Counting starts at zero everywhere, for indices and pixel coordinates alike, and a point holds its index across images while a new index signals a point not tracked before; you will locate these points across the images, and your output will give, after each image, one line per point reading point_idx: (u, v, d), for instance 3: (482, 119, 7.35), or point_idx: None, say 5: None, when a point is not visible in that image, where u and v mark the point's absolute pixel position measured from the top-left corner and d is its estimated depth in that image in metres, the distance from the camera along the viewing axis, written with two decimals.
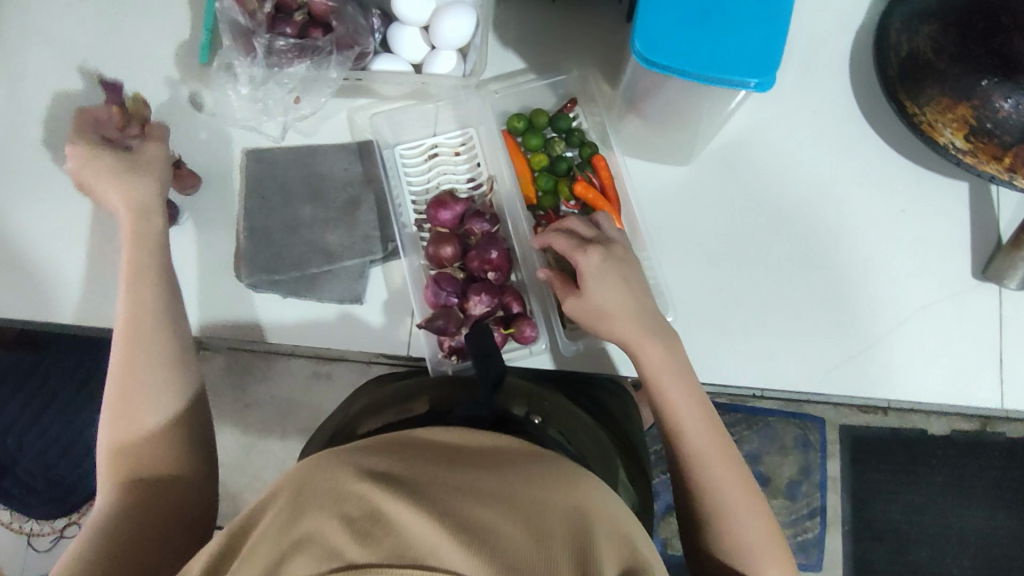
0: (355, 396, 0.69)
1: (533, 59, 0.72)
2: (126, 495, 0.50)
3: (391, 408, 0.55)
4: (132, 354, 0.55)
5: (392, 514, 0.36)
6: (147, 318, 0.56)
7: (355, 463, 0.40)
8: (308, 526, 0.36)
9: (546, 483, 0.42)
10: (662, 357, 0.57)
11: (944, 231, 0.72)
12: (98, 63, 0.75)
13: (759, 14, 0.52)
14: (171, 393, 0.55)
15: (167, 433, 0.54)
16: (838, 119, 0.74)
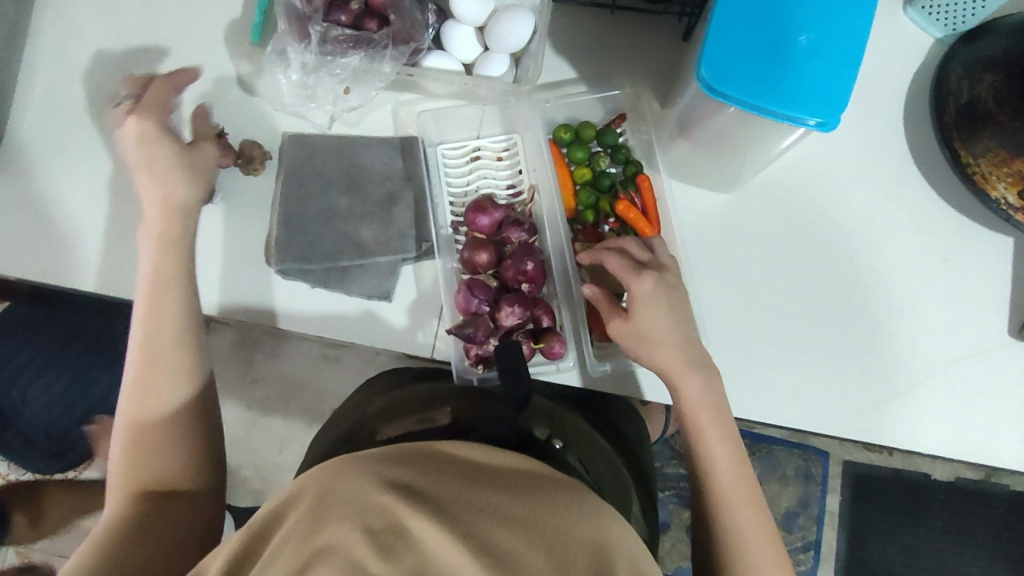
0: (372, 392, 0.68)
1: (586, 70, 0.71)
2: (139, 504, 0.52)
3: (413, 416, 0.55)
4: (148, 353, 0.57)
5: (415, 530, 0.35)
6: (167, 317, 0.58)
7: (380, 473, 0.39)
8: (331, 535, 0.35)
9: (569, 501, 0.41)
10: (697, 392, 0.57)
11: (984, 285, 0.70)
12: (147, 32, 0.75)
13: (828, 55, 0.51)
14: (185, 391, 0.57)
15: (179, 437, 0.56)
16: (889, 160, 0.72)
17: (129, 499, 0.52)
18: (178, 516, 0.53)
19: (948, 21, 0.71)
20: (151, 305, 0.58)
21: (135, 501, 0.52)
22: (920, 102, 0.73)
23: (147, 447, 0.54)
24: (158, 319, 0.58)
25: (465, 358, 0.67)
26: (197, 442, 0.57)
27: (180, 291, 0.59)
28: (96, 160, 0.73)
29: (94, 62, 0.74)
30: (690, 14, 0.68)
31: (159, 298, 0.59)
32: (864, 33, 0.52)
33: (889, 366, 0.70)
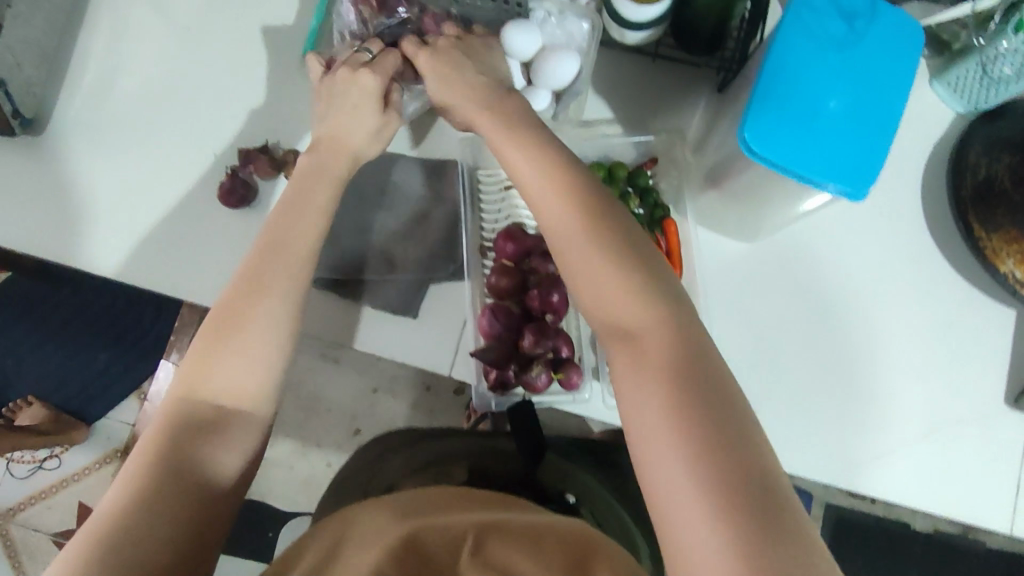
0: (390, 443, 0.72)
1: (622, 113, 0.75)
2: (190, 413, 0.50)
3: (433, 467, 0.66)
4: (245, 304, 0.52)
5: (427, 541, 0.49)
6: (276, 289, 0.53)
7: (379, 512, 0.52)
8: (348, 564, 0.47)
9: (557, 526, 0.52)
10: (626, 311, 0.48)
11: (986, 354, 0.73)
12: (200, 34, 0.76)
13: (864, 127, 0.54)
14: (272, 356, 0.52)
15: (256, 358, 0.52)
16: (905, 227, 0.75)
17: (172, 434, 0.49)
18: (215, 469, 0.49)
19: (971, 98, 0.74)
20: (258, 263, 0.54)
21: (176, 438, 0.49)
22: (938, 173, 0.76)
23: (209, 388, 0.50)
24: (268, 281, 0.53)
25: (484, 380, 0.68)
26: (244, 412, 0.51)
27: (294, 254, 0.55)
28: (138, 153, 0.74)
29: (145, 58, 0.76)
30: (727, 69, 0.71)
31: (273, 260, 0.54)
32: (901, 110, 0.54)
33: (890, 422, 0.72)
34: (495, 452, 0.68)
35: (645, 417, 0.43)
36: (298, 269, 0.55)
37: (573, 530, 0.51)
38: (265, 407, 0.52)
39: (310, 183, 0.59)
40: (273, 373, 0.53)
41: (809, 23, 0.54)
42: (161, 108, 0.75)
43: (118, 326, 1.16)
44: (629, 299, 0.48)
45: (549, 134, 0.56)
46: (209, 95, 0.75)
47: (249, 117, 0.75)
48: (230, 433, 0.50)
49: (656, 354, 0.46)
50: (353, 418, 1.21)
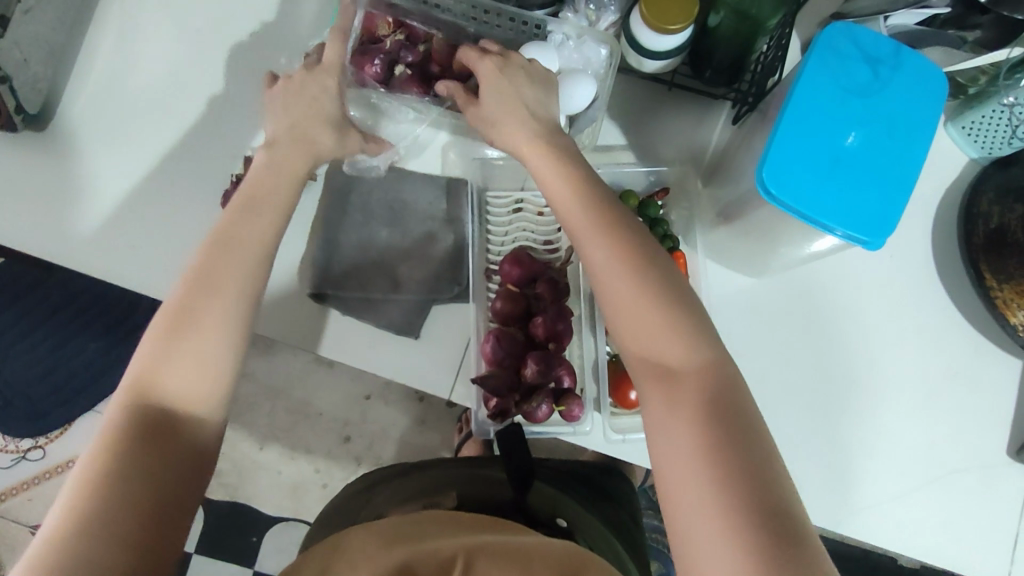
0: (373, 476, 0.70)
1: (635, 141, 0.75)
2: (136, 411, 0.48)
3: (420, 497, 0.64)
4: (198, 299, 0.51)
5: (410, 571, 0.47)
6: (230, 282, 0.52)
7: (366, 544, 0.50)
8: None
9: (544, 542, 0.51)
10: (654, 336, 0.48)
11: (990, 404, 0.72)
12: (212, 36, 0.75)
13: (883, 179, 0.54)
14: (225, 349, 0.51)
15: (207, 350, 0.50)
16: (914, 271, 0.74)
17: (125, 433, 0.47)
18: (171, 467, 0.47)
19: (984, 144, 0.73)
20: (212, 257, 0.53)
21: (130, 436, 0.47)
22: (950, 218, 0.75)
23: (163, 384, 0.49)
24: (222, 272, 0.52)
25: (485, 407, 0.68)
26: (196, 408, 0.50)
27: (246, 245, 0.54)
28: (143, 153, 0.73)
29: (155, 59, 0.75)
30: (743, 102, 0.70)
31: (229, 255, 0.53)
32: (920, 163, 0.54)
33: (891, 469, 0.72)
34: (483, 478, 0.67)
35: (676, 465, 0.44)
36: (252, 264, 0.54)
37: (560, 546, 0.51)
38: (221, 401, 0.51)
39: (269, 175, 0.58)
40: (228, 366, 0.51)
41: (833, 71, 0.55)
42: (167, 108, 0.74)
43: (110, 321, 1.15)
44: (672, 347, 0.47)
45: (588, 166, 0.55)
46: (218, 98, 0.74)
47: (257, 123, 0.74)
48: (187, 428, 0.49)
49: (692, 399, 0.45)
50: (344, 426, 1.19)
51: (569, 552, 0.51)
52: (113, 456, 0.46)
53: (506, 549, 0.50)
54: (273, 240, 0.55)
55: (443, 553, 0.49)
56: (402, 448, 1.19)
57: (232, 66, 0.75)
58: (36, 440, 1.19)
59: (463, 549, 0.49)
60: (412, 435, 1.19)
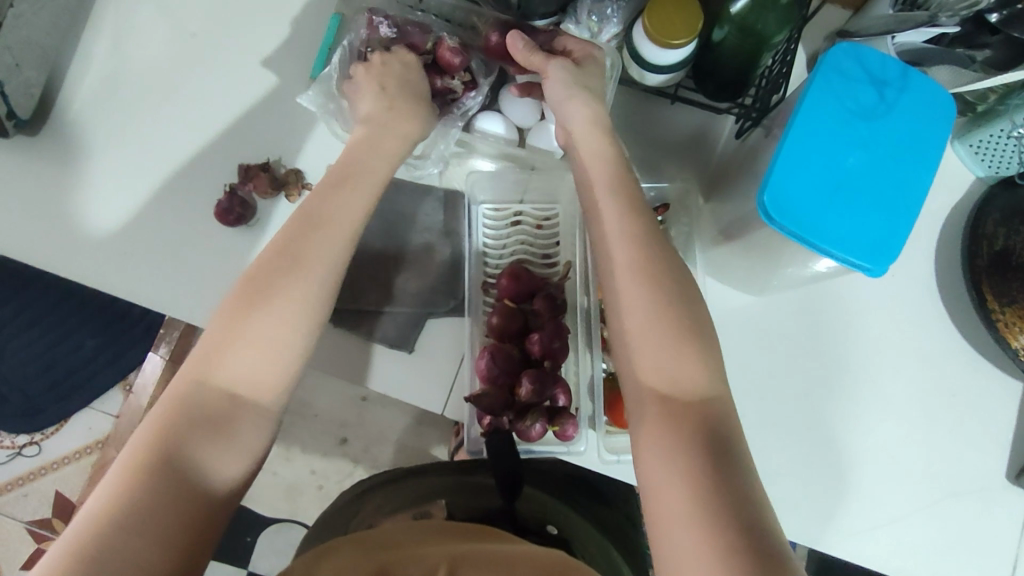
0: (366, 484, 0.69)
1: (637, 155, 0.74)
2: (195, 395, 0.46)
3: (411, 508, 0.64)
4: (262, 300, 0.49)
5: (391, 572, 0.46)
6: (309, 267, 0.50)
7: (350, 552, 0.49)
8: None
9: (530, 552, 0.50)
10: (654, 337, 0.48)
11: (991, 429, 0.72)
12: (209, 40, 0.74)
13: (888, 204, 0.53)
14: (292, 346, 0.49)
15: (274, 340, 0.49)
16: (917, 292, 0.73)
17: (174, 418, 0.46)
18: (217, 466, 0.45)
19: (992, 164, 0.72)
20: (286, 262, 0.50)
21: (179, 425, 0.45)
22: (954, 238, 0.74)
23: (221, 378, 0.47)
24: (293, 271, 0.50)
25: (479, 425, 0.67)
26: (256, 400, 0.48)
27: (320, 248, 0.51)
28: (138, 158, 0.72)
29: (152, 61, 0.74)
30: (747, 118, 0.68)
31: (302, 258, 0.51)
32: (925, 189, 0.53)
33: (889, 492, 0.71)
34: (473, 485, 0.65)
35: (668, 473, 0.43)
36: (325, 270, 0.51)
37: (546, 556, 0.50)
38: (274, 403, 0.49)
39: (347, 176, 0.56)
40: (286, 367, 0.49)
41: (838, 93, 0.53)
42: (162, 113, 0.73)
43: (107, 321, 1.14)
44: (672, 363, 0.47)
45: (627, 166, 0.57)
46: (214, 104, 0.73)
47: (254, 128, 0.73)
48: (238, 430, 0.47)
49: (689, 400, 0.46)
50: (341, 428, 1.18)
51: (555, 560, 0.50)
52: (159, 448, 0.44)
53: (494, 559, 0.48)
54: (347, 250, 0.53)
55: (426, 561, 0.47)
56: (399, 450, 1.18)
57: (230, 70, 0.74)
58: (31, 436, 1.18)
59: (447, 557, 0.48)
60: (409, 437, 1.18)
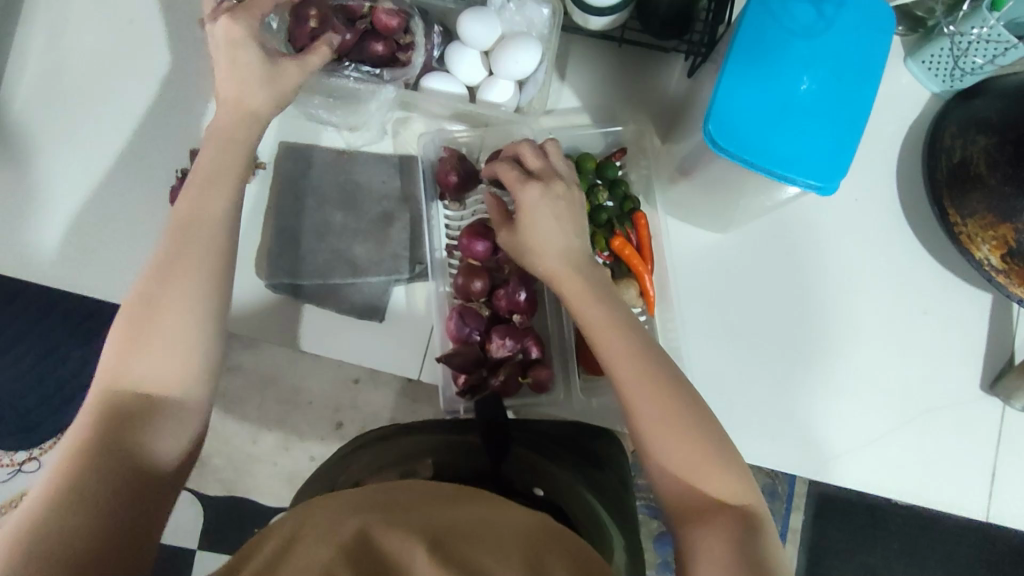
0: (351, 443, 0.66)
1: (590, 102, 0.73)
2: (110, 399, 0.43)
3: (395, 466, 0.59)
4: (152, 309, 0.45)
5: (382, 541, 0.42)
6: (197, 254, 0.47)
7: (337, 506, 0.46)
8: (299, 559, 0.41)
9: (511, 518, 0.48)
10: (627, 360, 0.51)
11: (960, 341, 0.72)
12: (147, 26, 0.73)
13: (834, 121, 0.53)
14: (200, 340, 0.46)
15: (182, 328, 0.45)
16: (879, 213, 0.73)
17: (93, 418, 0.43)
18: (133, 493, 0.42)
19: (946, 77, 0.72)
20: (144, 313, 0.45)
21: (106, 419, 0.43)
22: (913, 156, 0.74)
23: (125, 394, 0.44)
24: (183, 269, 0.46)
25: (455, 385, 0.68)
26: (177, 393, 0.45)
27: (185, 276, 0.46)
28: (88, 155, 0.71)
29: (88, 53, 0.72)
30: (695, 53, 0.68)
31: (167, 290, 0.46)
32: (870, 101, 0.53)
33: (866, 412, 0.72)
34: (461, 447, 0.61)
35: (688, 469, 0.49)
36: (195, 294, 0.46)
37: (530, 522, 0.48)
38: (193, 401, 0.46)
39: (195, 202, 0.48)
40: (193, 391, 0.46)
41: (776, 14, 0.53)
42: (109, 106, 0.72)
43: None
44: (659, 404, 0.49)
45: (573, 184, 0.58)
46: (160, 92, 0.72)
47: (200, 111, 0.72)
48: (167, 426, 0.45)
49: (676, 410, 0.49)
50: (335, 412, 1.04)
51: (539, 527, 0.48)
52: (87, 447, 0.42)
53: (480, 521, 0.47)
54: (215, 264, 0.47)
55: (412, 531, 0.43)
56: None
57: (170, 54, 0.72)
58: None
59: (429, 533, 0.44)
60: None
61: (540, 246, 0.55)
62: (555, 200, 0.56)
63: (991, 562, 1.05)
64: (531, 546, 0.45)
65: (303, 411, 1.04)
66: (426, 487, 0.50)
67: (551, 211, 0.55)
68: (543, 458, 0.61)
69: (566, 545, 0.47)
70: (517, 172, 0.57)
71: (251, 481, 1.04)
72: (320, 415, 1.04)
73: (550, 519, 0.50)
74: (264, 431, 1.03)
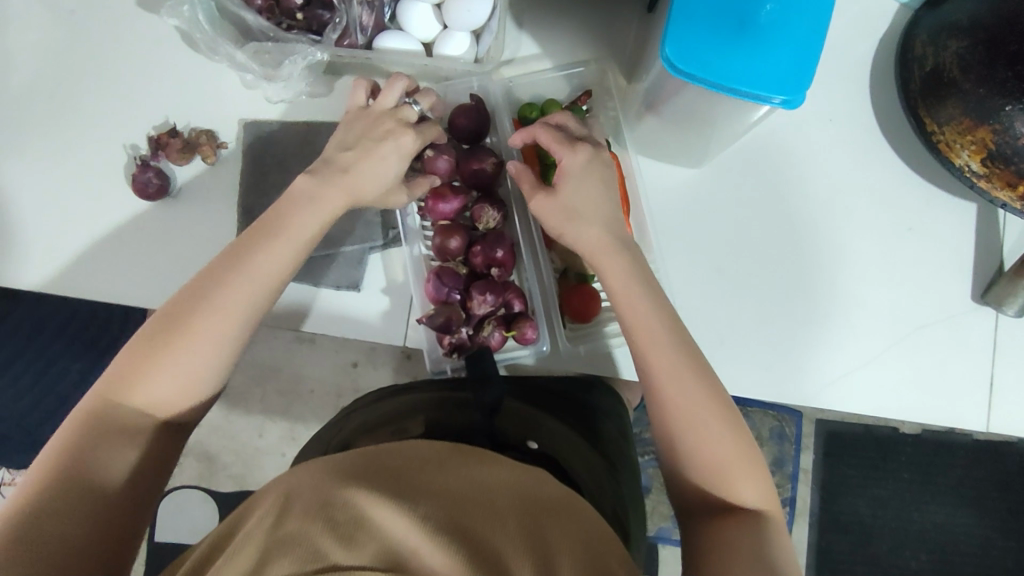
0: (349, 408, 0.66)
1: (551, 48, 0.71)
2: (175, 309, 0.49)
3: (386, 427, 0.59)
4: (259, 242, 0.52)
5: (376, 517, 0.41)
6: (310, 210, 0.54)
7: (331, 472, 0.45)
8: (291, 528, 0.40)
9: (510, 481, 0.48)
10: (662, 343, 0.53)
11: (949, 254, 0.71)
12: (90, 16, 0.70)
13: (791, 33, 0.51)
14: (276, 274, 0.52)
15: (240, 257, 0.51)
16: (854, 135, 0.72)
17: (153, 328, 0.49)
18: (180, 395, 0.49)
19: None
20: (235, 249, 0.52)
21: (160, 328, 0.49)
22: (886, 71, 0.72)
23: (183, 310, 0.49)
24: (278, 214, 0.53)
25: (440, 346, 0.67)
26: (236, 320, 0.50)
27: (208, 331, 0.49)
28: (53, 155, 0.69)
29: (33, 47, 0.70)
30: None
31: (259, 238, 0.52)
32: (828, 7, 0.52)
33: (856, 335, 0.71)
34: (452, 402, 0.60)
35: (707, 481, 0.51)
36: (218, 356, 0.49)
37: (522, 483, 0.48)
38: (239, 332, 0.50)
39: (236, 263, 0.51)
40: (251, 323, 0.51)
41: None
42: (62, 101, 0.70)
43: (91, 339, 1.00)
44: (700, 398, 0.51)
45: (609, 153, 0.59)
46: (114, 83, 0.70)
47: (155, 96, 0.70)
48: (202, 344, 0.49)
49: (716, 416, 0.51)
50: (335, 397, 1.04)
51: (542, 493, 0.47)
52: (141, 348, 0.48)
53: (470, 486, 0.46)
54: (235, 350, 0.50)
55: (407, 504, 0.43)
56: None
57: (118, 40, 0.70)
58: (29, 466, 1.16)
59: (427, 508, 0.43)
60: None
61: (589, 209, 0.56)
62: (601, 166, 0.57)
63: (1001, 480, 1.05)
64: (529, 514, 0.45)
65: (306, 400, 1.04)
66: (428, 451, 0.50)
67: (598, 178, 0.57)
68: (541, 414, 0.61)
69: (571, 518, 0.46)
70: (561, 134, 0.57)
71: (261, 474, 1.04)
72: (322, 402, 1.04)
73: (547, 482, 0.49)
74: (269, 424, 1.04)
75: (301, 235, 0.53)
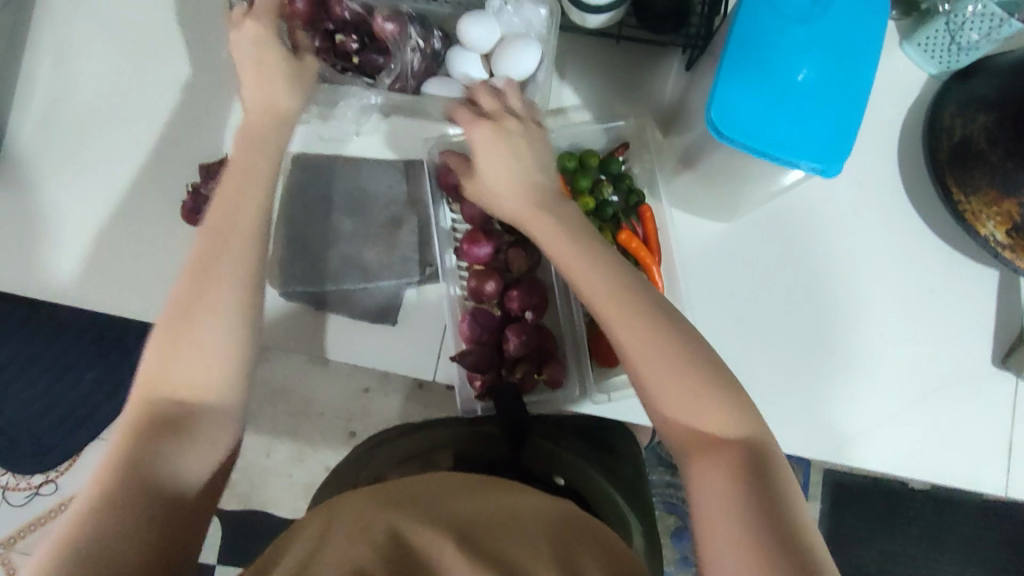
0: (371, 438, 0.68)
1: (590, 99, 0.74)
2: (164, 318, 0.49)
3: (414, 460, 0.60)
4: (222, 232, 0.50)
5: (411, 537, 0.42)
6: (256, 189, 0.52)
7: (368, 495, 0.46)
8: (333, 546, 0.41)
9: (538, 510, 0.49)
10: (600, 288, 0.50)
11: (972, 318, 0.73)
12: (149, 44, 0.73)
13: (832, 106, 0.54)
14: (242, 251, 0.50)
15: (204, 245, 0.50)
16: (880, 197, 0.74)
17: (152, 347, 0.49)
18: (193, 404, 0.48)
19: (942, 59, 0.72)
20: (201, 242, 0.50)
21: (156, 341, 0.49)
22: (913, 137, 0.74)
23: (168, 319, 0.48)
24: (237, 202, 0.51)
25: (470, 386, 0.69)
26: (209, 309, 0.48)
27: (208, 335, 0.48)
28: (98, 171, 0.72)
29: (93, 71, 0.73)
30: (693, 47, 0.69)
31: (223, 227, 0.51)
32: (866, 85, 0.54)
33: (878, 391, 0.72)
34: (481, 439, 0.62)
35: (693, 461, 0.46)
36: (214, 352, 0.48)
37: (549, 511, 0.49)
38: (218, 319, 0.49)
39: (208, 260, 0.49)
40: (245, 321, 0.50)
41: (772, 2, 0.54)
42: (115, 122, 0.72)
43: (113, 350, 1.01)
44: (638, 336, 0.48)
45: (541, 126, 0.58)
46: (166, 108, 0.73)
47: (206, 123, 0.72)
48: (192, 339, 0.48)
49: (675, 358, 0.47)
50: (347, 421, 1.05)
51: (569, 521, 0.48)
52: (146, 369, 0.48)
53: (499, 512, 0.47)
54: (227, 343, 0.49)
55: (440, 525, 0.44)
56: None
57: (173, 67, 0.73)
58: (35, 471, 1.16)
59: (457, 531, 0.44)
60: None
61: (516, 181, 0.55)
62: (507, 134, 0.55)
63: (1010, 543, 1.05)
64: (562, 539, 0.46)
65: (318, 422, 1.05)
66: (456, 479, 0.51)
67: (510, 147, 0.55)
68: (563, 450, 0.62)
69: (601, 543, 0.46)
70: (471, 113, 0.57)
71: (269, 494, 1.05)
72: (334, 425, 1.05)
73: (574, 510, 0.50)
74: (278, 443, 1.05)
75: (255, 222, 0.51)
